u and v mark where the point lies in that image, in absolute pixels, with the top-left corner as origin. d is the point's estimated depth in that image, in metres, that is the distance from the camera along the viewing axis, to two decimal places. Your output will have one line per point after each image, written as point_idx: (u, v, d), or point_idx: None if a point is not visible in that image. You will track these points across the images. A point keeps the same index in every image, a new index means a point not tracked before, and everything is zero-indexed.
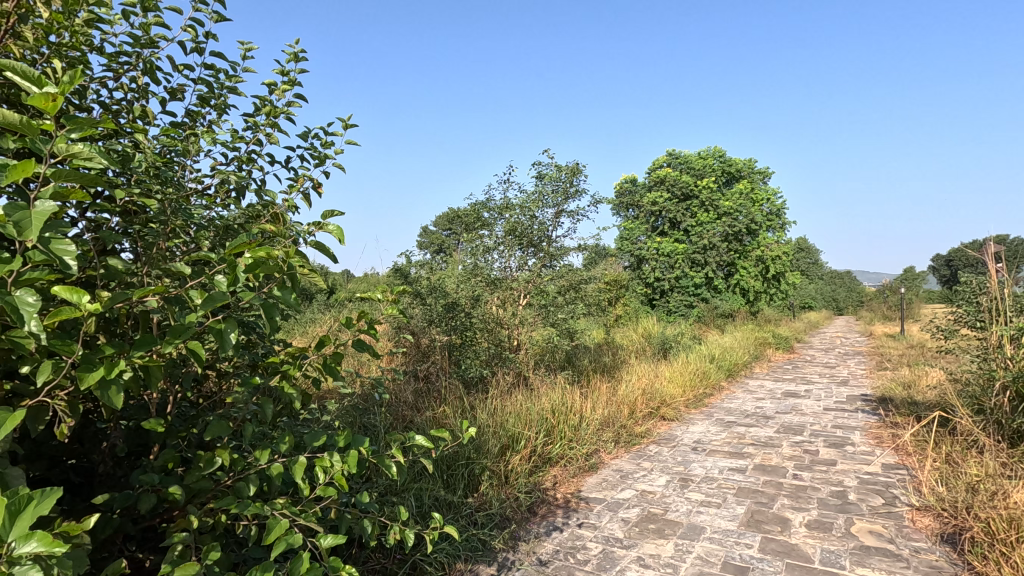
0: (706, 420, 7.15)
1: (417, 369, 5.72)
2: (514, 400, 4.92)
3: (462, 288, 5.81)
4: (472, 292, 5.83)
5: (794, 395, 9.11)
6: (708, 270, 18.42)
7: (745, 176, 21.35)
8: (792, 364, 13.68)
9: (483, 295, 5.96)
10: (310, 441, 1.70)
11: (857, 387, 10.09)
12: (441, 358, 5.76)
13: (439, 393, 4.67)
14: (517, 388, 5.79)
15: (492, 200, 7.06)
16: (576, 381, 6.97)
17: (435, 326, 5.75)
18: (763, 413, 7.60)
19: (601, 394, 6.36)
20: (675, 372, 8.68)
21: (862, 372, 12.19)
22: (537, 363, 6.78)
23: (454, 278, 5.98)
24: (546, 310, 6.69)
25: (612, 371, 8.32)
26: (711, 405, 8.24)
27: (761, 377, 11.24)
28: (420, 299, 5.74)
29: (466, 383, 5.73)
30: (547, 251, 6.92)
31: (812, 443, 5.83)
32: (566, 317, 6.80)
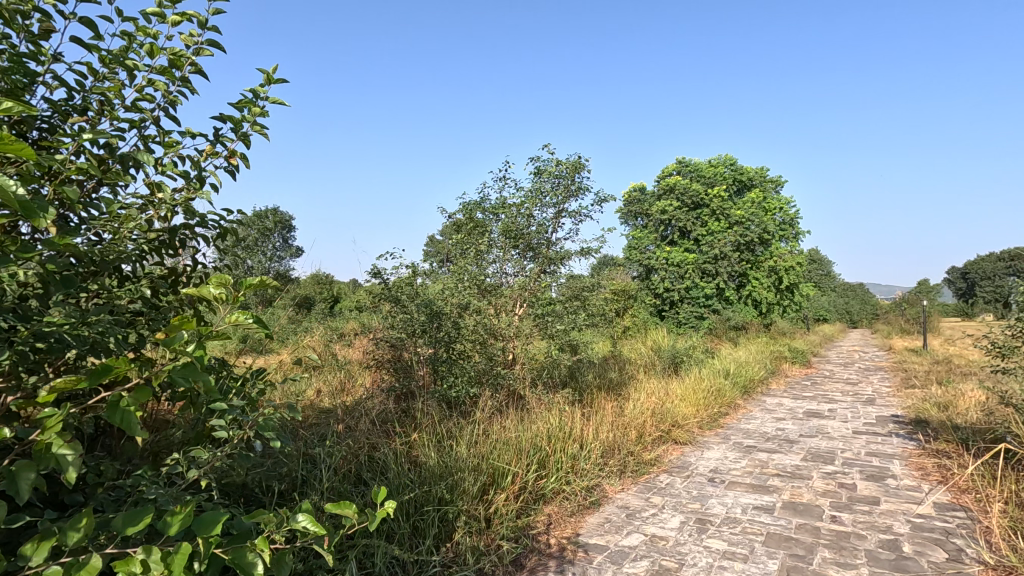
0: (723, 444, 6.42)
1: (396, 386, 5.05)
2: (504, 426, 4.26)
3: (448, 295, 5.18)
4: (460, 300, 5.20)
5: (817, 415, 8.36)
6: (718, 281, 17.69)
7: (757, 184, 20.69)
8: (811, 379, 12.90)
9: (473, 303, 5.31)
10: (123, 525, 1.09)
11: (884, 407, 9.31)
12: (423, 374, 5.10)
13: (415, 418, 4.01)
14: (510, 409, 5.12)
15: (487, 199, 6.46)
16: (577, 400, 6.28)
17: (416, 338, 5.10)
18: (786, 436, 6.86)
19: (605, 415, 5.67)
20: (687, 390, 7.96)
21: (888, 390, 11.40)
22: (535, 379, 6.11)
23: (440, 285, 5.35)
24: (545, 320, 6.03)
25: (619, 388, 7.61)
26: (726, 426, 7.51)
27: (779, 394, 10.48)
28: (400, 307, 5.10)
29: (451, 403, 5.06)
30: (545, 256, 6.29)
31: (847, 475, 5.10)
32: (567, 329, 6.13)
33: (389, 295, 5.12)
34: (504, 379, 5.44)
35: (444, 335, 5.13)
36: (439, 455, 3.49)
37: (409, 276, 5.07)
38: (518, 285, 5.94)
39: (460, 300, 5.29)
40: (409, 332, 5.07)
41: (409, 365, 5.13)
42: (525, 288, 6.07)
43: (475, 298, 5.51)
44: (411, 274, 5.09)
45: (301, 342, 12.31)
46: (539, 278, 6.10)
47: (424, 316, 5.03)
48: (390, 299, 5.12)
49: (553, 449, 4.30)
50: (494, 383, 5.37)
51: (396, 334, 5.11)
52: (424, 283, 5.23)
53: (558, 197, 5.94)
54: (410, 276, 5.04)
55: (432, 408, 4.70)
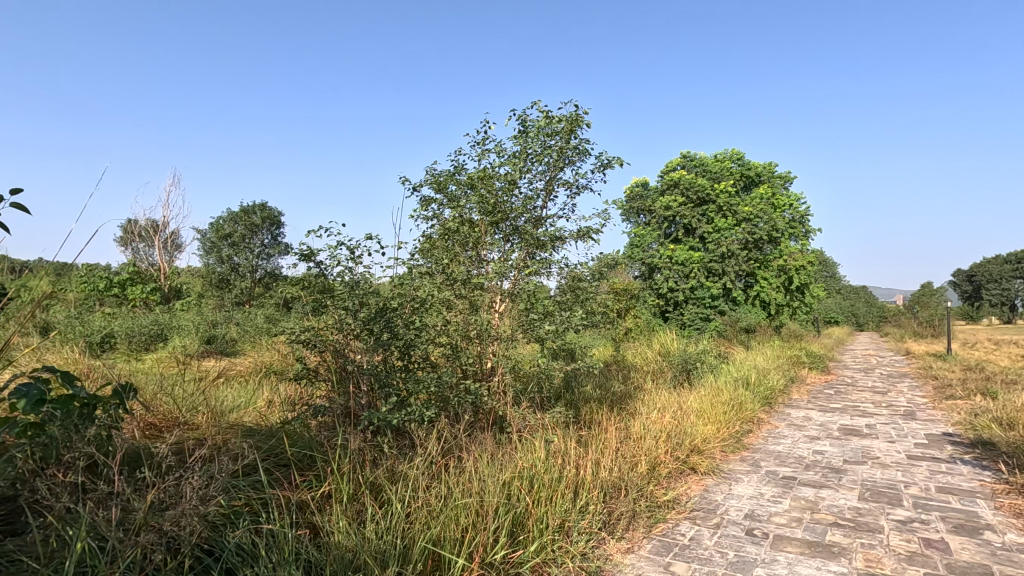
0: (753, 476, 5.14)
1: (331, 406, 3.78)
2: (458, 470, 3.02)
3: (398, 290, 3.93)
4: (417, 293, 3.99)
5: (856, 434, 7.07)
6: (726, 280, 16.43)
7: (766, 180, 19.40)
8: (834, 388, 11.59)
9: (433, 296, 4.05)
10: None
11: (930, 422, 8.01)
12: (366, 391, 3.81)
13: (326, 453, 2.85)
14: (483, 438, 3.86)
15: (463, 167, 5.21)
16: (572, 421, 5.01)
17: (356, 342, 3.82)
18: (829, 463, 5.58)
19: (609, 443, 4.41)
20: (704, 403, 6.70)
21: (923, 400, 10.13)
22: (519, 396, 4.85)
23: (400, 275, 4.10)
24: (530, 319, 4.73)
25: (622, 401, 6.37)
26: (751, 447, 6.26)
27: (804, 406, 9.17)
28: (333, 303, 3.79)
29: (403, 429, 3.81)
30: (532, 239, 4.94)
31: (930, 528, 3.83)
32: (558, 333, 4.81)
33: (316, 288, 3.78)
34: (476, 396, 4.16)
35: (394, 339, 3.87)
36: (351, 530, 2.24)
37: (365, 258, 3.79)
38: (495, 274, 4.58)
39: (417, 295, 4.05)
40: (344, 333, 3.79)
41: (341, 380, 3.83)
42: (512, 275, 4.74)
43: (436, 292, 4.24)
44: (361, 257, 3.81)
45: (267, 344, 11.10)
46: (529, 266, 4.76)
47: (374, 311, 3.80)
48: (318, 293, 3.79)
49: (534, 500, 3.05)
50: (461, 403, 4.08)
51: (327, 338, 3.80)
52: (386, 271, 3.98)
53: (551, 162, 4.62)
54: (373, 260, 3.78)
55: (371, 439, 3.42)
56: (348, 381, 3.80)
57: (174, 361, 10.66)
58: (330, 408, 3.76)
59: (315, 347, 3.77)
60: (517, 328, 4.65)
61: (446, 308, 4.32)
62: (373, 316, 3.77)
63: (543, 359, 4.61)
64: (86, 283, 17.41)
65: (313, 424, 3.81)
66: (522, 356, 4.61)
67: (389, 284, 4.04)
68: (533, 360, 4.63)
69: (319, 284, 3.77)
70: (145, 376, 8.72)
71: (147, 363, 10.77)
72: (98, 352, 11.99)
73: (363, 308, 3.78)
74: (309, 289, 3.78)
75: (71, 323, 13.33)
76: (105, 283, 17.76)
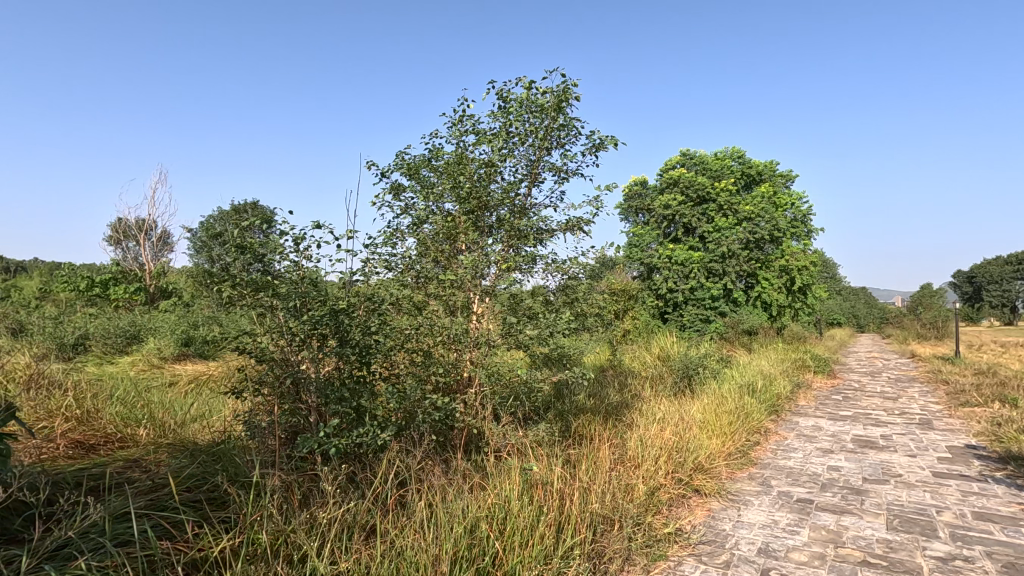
0: (765, 499, 4.56)
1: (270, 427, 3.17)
2: (407, 515, 2.45)
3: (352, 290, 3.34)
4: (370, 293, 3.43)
5: (872, 447, 6.50)
6: (727, 281, 15.85)
7: (767, 179, 18.84)
8: (842, 394, 11.02)
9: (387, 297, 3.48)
10: None
11: (949, 433, 7.44)
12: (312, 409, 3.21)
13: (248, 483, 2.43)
14: (450, 466, 3.28)
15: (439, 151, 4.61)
16: (560, 438, 4.44)
17: (304, 350, 3.22)
18: (847, 482, 5.01)
19: (601, 468, 3.83)
20: (708, 413, 6.14)
21: (938, 407, 9.56)
22: (499, 411, 4.25)
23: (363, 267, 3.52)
24: (512, 324, 4.13)
25: (617, 412, 5.81)
26: (759, 462, 5.70)
27: (813, 414, 8.60)
28: (275, 303, 3.16)
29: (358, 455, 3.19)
30: (513, 230, 4.28)
31: (977, 568, 3.26)
32: (543, 339, 4.21)
33: (250, 285, 3.12)
34: (447, 414, 3.57)
35: (347, 345, 3.29)
36: None
37: (321, 251, 3.19)
38: (470, 270, 3.94)
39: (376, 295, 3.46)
40: (285, 337, 3.18)
41: (277, 397, 3.17)
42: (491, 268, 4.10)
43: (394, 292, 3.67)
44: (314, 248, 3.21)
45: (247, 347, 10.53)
46: (509, 258, 4.10)
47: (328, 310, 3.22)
48: (253, 292, 3.15)
49: (502, 548, 2.47)
50: (426, 424, 3.47)
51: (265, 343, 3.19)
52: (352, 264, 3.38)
53: (535, 143, 4.05)
54: (333, 254, 3.20)
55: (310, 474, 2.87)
56: (290, 398, 3.17)
57: (148, 365, 10.11)
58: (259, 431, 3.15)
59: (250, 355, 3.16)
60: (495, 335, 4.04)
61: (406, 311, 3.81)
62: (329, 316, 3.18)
63: (524, 369, 3.99)
64: (67, 283, 16.95)
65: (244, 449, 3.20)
66: (503, 366, 3.98)
67: (354, 286, 3.49)
68: (511, 369, 3.97)
69: (255, 281, 3.12)
70: (107, 381, 8.15)
71: (121, 366, 10.24)
72: (70, 355, 11.44)
73: (315, 307, 3.18)
74: (243, 287, 3.13)
75: (44, 324, 12.77)
76: (86, 283, 17.24)
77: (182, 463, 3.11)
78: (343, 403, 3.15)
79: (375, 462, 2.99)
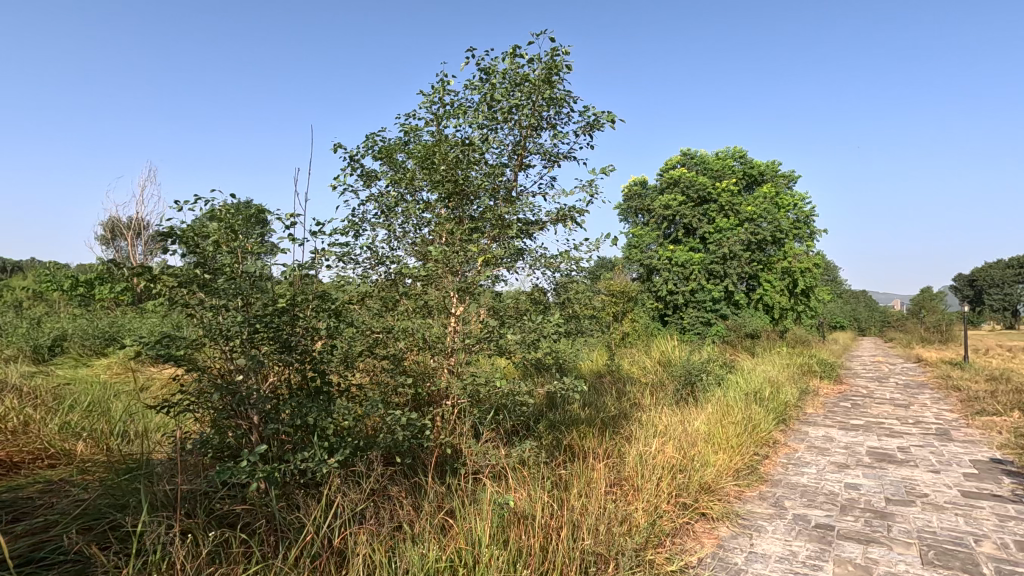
0: (779, 524, 4.04)
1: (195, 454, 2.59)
2: None
3: (303, 288, 2.83)
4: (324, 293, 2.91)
5: (891, 461, 6.00)
6: (728, 283, 15.35)
7: (769, 179, 18.34)
8: (851, 401, 10.50)
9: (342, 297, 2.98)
10: None
11: (970, 444, 6.93)
12: (250, 430, 2.66)
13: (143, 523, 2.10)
14: (414, 503, 2.78)
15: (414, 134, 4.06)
16: (548, 458, 3.93)
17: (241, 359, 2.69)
18: (870, 504, 4.51)
19: (595, 498, 3.31)
20: (713, 425, 5.65)
21: (952, 416, 9.05)
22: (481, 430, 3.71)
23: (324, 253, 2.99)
24: (498, 332, 3.59)
25: (615, 424, 5.31)
26: (770, 479, 5.20)
27: (823, 424, 8.10)
28: (207, 301, 2.63)
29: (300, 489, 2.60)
30: (497, 220, 3.74)
31: None
32: (527, 346, 3.66)
33: (178, 280, 2.58)
34: (416, 436, 3.05)
35: (293, 352, 2.79)
36: None
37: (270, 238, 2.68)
38: (449, 263, 3.43)
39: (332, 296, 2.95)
40: (219, 340, 2.64)
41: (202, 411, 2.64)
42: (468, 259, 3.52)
43: (348, 292, 3.15)
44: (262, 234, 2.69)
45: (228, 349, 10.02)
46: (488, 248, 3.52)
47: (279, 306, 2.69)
48: (182, 288, 2.61)
49: None
50: (384, 450, 2.93)
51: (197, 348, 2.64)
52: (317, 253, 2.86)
53: (520, 120, 3.55)
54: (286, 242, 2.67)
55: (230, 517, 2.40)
56: (219, 414, 2.61)
57: (124, 367, 9.63)
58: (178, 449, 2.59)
59: (178, 363, 2.63)
60: (467, 342, 3.46)
61: (371, 316, 3.31)
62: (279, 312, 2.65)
63: (504, 381, 3.42)
64: (51, 282, 16.51)
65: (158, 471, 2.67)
66: (478, 377, 3.39)
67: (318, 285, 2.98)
68: (480, 381, 3.33)
69: (184, 275, 2.58)
70: (71, 386, 7.62)
71: (96, 368, 9.76)
72: (46, 357, 10.94)
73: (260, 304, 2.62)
74: (168, 282, 2.58)
75: (19, 324, 12.24)
76: (71, 283, 16.80)
77: (87, 491, 2.61)
78: (282, 422, 2.63)
79: (311, 499, 2.48)
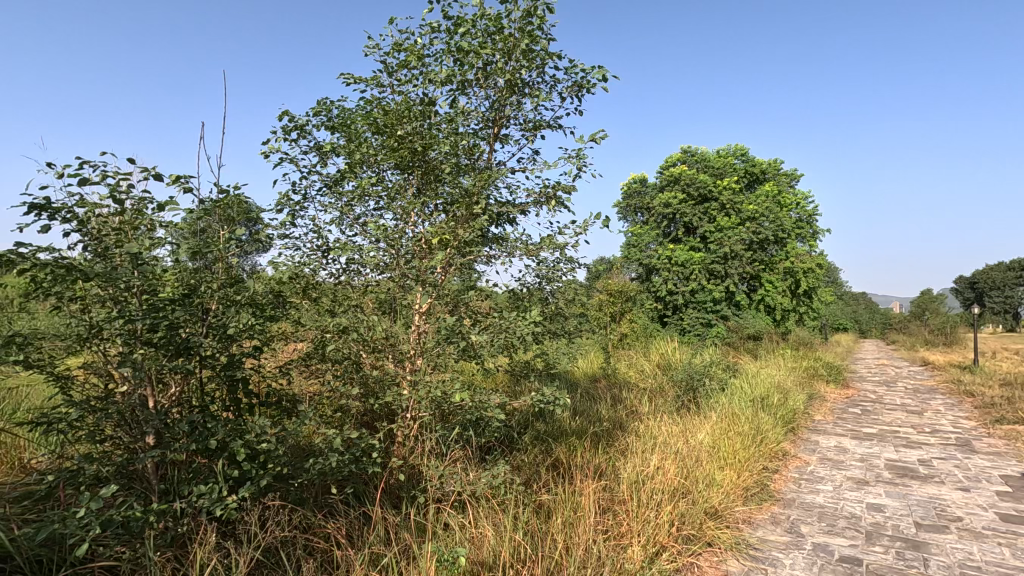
0: (797, 556, 3.46)
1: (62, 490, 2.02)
2: None
3: (218, 279, 2.28)
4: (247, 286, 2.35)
5: (914, 477, 5.43)
6: (729, 283, 14.80)
7: (772, 177, 17.79)
8: (861, 408, 9.93)
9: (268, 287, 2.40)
10: None
11: (997, 458, 6.36)
12: (143, 464, 2.08)
13: None
14: (344, 558, 2.21)
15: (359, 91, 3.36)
16: (529, 486, 3.35)
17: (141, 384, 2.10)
18: (898, 533, 3.94)
19: (580, 538, 2.73)
20: (718, 436, 5.09)
21: (972, 425, 8.46)
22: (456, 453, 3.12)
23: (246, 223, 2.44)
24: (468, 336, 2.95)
25: (608, 436, 4.75)
26: (782, 498, 4.64)
27: (834, 433, 7.54)
28: (92, 292, 2.06)
29: (187, 542, 2.04)
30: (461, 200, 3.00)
31: None
32: (498, 348, 3.03)
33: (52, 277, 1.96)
34: (359, 462, 2.49)
35: (204, 358, 2.22)
36: None
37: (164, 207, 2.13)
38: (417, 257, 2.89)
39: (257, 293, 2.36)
40: (100, 341, 2.09)
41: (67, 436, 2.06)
42: (423, 245, 3.02)
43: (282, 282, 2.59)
44: (155, 203, 2.15)
45: None
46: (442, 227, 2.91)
47: (181, 293, 2.14)
48: (59, 284, 2.00)
49: None
50: (316, 482, 2.39)
51: (65, 352, 2.08)
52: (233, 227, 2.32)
53: (495, 79, 2.99)
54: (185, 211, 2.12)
55: (89, 574, 1.91)
56: (88, 435, 2.03)
57: None
58: (38, 480, 2.02)
59: (57, 380, 2.04)
60: (425, 345, 2.86)
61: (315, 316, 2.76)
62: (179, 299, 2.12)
63: (467, 392, 2.78)
64: None
65: (18, 504, 2.11)
66: (441, 388, 2.80)
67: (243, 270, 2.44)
68: (433, 391, 2.68)
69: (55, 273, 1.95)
70: None
71: None
72: None
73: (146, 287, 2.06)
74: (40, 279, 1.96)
75: None
76: None
77: None
78: (171, 446, 2.08)
79: (190, 563, 1.92)
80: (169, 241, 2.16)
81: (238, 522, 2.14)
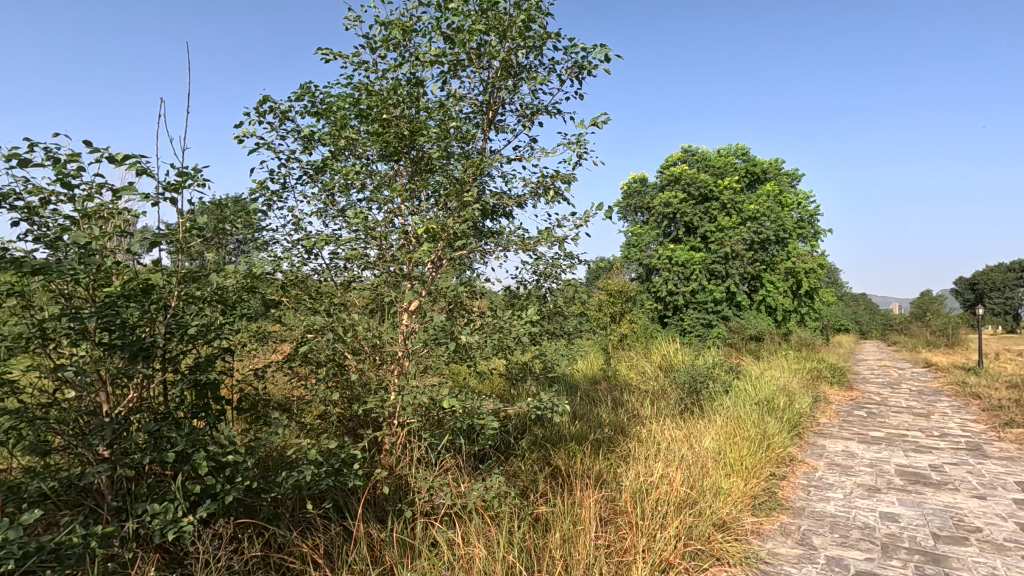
0: (812, 571, 3.24)
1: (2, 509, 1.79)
2: None
3: (176, 273, 2.03)
4: (209, 281, 2.10)
5: (927, 484, 5.21)
6: (730, 283, 14.59)
7: (773, 177, 17.58)
8: (866, 410, 9.71)
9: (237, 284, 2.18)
10: None
11: (1011, 463, 6.14)
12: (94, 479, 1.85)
13: None
14: None
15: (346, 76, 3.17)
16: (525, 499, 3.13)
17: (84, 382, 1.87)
18: (916, 545, 3.72)
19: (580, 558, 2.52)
20: (724, 441, 4.87)
21: (981, 429, 8.25)
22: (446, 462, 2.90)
23: (213, 210, 2.23)
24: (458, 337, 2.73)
25: (609, 441, 4.53)
26: (792, 507, 4.42)
27: (840, 436, 7.32)
28: (35, 288, 1.82)
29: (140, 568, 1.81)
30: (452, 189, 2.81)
31: None
32: (492, 350, 2.82)
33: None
34: (339, 475, 2.27)
35: (165, 360, 2.00)
36: None
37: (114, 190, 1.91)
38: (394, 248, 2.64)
39: (225, 290, 2.13)
40: (47, 342, 1.86)
41: (6, 450, 1.84)
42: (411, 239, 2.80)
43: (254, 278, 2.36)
44: (108, 187, 1.93)
45: None
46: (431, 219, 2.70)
47: (137, 287, 1.91)
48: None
49: None
50: (290, 497, 2.17)
51: (10, 354, 1.86)
52: (196, 212, 2.11)
53: (489, 60, 2.78)
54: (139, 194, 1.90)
55: None
56: (30, 447, 1.80)
57: None
58: None
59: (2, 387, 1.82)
60: (412, 346, 2.65)
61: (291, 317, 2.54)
62: (135, 293, 1.91)
63: (457, 397, 2.57)
64: None
65: None
66: (428, 394, 2.58)
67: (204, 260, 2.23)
68: (419, 396, 2.46)
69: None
70: None
71: None
72: None
73: (95, 282, 1.84)
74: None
75: None
76: None
77: None
78: (122, 459, 1.86)
79: None
80: (120, 231, 1.90)
81: (200, 544, 1.92)
